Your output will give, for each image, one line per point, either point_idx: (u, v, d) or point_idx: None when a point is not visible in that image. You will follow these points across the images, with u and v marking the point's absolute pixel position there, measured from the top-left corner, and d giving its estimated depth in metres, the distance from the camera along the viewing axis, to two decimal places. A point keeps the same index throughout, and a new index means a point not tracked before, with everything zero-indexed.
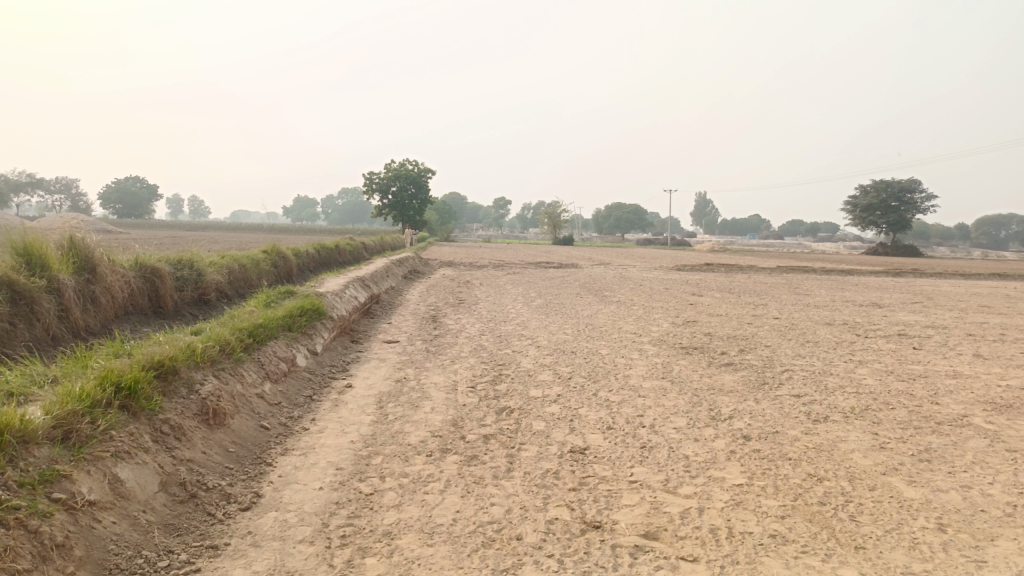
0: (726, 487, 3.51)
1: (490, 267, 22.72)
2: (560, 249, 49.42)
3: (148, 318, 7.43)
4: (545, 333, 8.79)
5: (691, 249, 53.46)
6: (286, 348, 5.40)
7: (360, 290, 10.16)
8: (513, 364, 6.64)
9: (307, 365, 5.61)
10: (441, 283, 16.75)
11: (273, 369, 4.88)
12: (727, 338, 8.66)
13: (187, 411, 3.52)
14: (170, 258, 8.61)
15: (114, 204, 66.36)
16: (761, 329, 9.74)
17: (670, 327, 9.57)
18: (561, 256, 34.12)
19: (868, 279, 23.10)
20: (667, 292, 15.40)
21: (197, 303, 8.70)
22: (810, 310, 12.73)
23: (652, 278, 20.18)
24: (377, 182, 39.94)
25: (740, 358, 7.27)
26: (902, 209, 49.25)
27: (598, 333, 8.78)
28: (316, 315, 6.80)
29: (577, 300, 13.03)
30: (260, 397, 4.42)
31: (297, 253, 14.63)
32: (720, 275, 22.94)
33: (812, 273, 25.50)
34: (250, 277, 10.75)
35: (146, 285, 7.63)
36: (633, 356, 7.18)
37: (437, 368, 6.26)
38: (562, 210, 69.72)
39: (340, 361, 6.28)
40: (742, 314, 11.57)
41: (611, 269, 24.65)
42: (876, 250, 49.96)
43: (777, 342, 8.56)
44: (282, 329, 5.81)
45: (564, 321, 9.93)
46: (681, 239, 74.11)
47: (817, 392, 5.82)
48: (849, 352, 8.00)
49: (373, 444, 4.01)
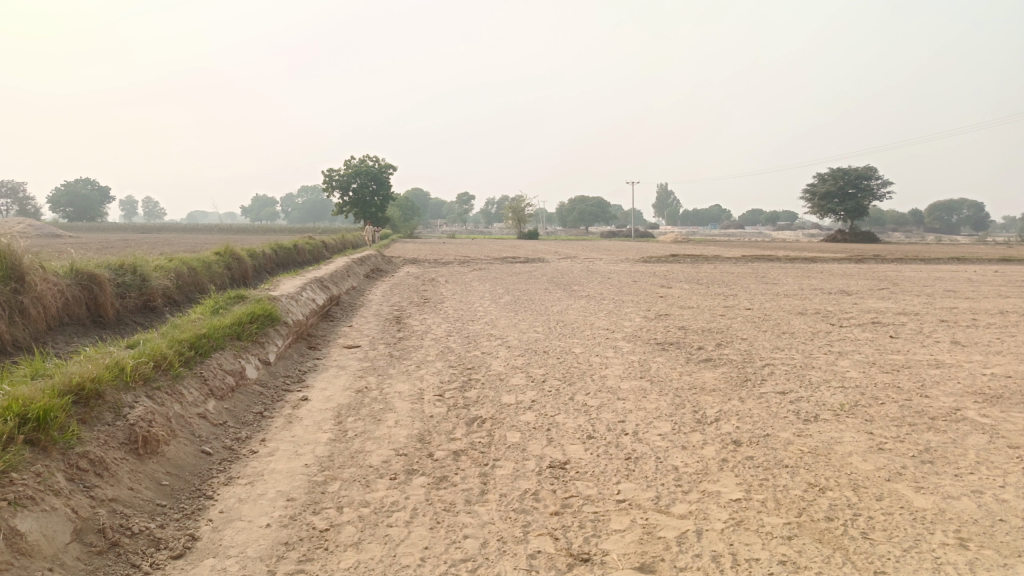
0: (724, 503, 3.17)
1: (455, 264, 22.25)
2: (525, 242, 49.13)
3: (86, 329, 6.87)
4: (515, 332, 8.41)
5: (654, 241, 53.65)
6: (233, 360, 4.94)
7: (318, 292, 9.67)
8: (482, 367, 6.25)
9: (257, 377, 5.16)
10: (406, 281, 16.29)
11: (218, 384, 4.44)
12: (703, 332, 8.39)
13: (111, 440, 3.07)
14: (111, 264, 8.03)
15: (64, 207, 64.26)
16: (735, 321, 9.50)
17: (642, 322, 9.28)
18: (527, 251, 33.83)
19: (831, 266, 23.26)
20: (635, 284, 15.15)
21: (143, 310, 8.13)
22: (780, 300, 12.56)
23: (619, 271, 19.97)
24: (336, 179, 39.11)
25: (719, 353, 6.99)
26: (859, 196, 49.99)
27: (570, 331, 8.43)
28: (269, 321, 6.34)
29: (546, 295, 12.69)
30: (201, 418, 3.97)
31: (253, 254, 14.06)
32: (686, 265, 22.87)
33: (776, 262, 25.58)
34: (201, 280, 10.18)
35: (83, 293, 7.06)
36: (608, 354, 6.85)
37: (401, 375, 5.84)
38: (526, 204, 69.53)
39: (296, 371, 5.84)
40: (714, 306, 11.35)
41: (577, 262, 24.44)
42: (835, 237, 50.65)
43: (753, 334, 8.31)
44: (230, 339, 5.35)
45: (533, 319, 9.58)
46: (644, 231, 74.53)
47: (803, 388, 5.54)
48: (828, 343, 7.78)
49: (330, 468, 3.58)
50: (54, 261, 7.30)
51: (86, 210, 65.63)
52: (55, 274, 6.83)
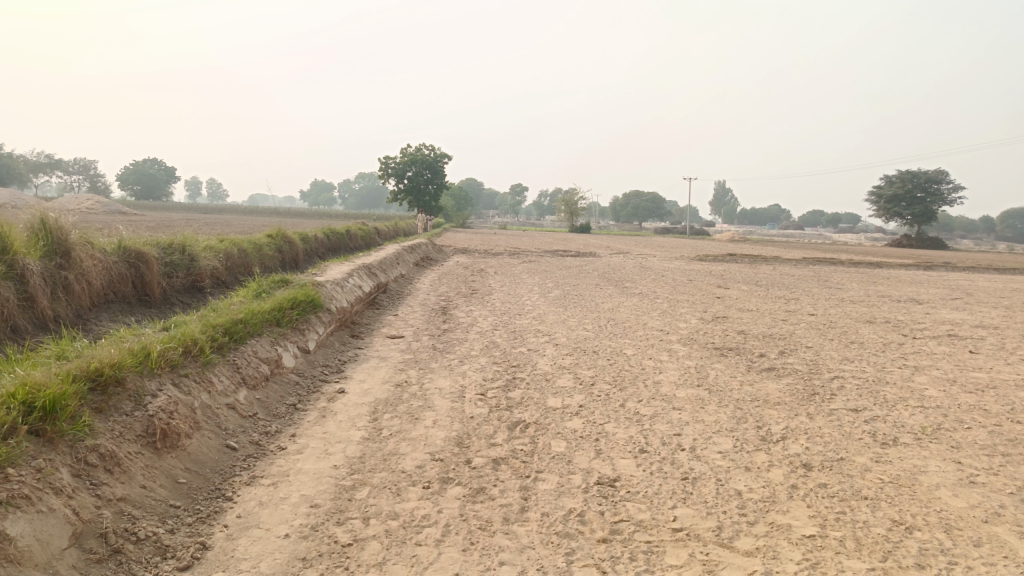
0: (795, 540, 2.79)
1: (505, 255, 21.97)
2: (578, 236, 48.64)
3: (131, 307, 6.81)
4: (563, 329, 8.06)
5: (709, 239, 52.52)
6: (270, 347, 4.74)
7: (365, 279, 9.49)
8: (528, 365, 5.93)
9: (294, 367, 4.94)
10: (455, 271, 16.09)
11: (251, 373, 4.23)
12: (764, 338, 7.91)
13: (126, 433, 2.87)
14: (160, 242, 7.98)
15: (132, 186, 66.41)
16: (798, 328, 8.97)
17: (699, 324, 8.83)
18: (578, 245, 33.37)
19: (898, 272, 22.19)
20: (690, 284, 14.62)
21: (190, 290, 8.07)
22: (845, 307, 11.92)
23: (674, 269, 19.42)
24: (392, 167, 39.29)
25: (782, 362, 6.53)
26: (928, 200, 47.92)
27: (621, 330, 8.04)
28: (311, 307, 6.14)
29: (597, 291, 12.30)
30: (230, 409, 3.75)
31: (304, 238, 14.04)
32: (743, 266, 22.17)
33: (839, 266, 24.54)
34: (250, 262, 10.12)
35: (130, 271, 7.00)
36: (663, 357, 6.46)
37: (444, 370, 5.57)
38: (579, 198, 68.92)
39: (335, 360, 5.62)
40: (775, 310, 10.80)
41: (631, 258, 23.96)
42: (900, 242, 48.72)
43: (819, 342, 7.78)
44: (268, 325, 5.16)
45: (584, 316, 9.22)
46: (698, 230, 73.13)
47: (877, 406, 5.06)
48: (901, 356, 7.22)
49: (359, 472, 3.32)
50: (103, 238, 7.26)
51: (152, 190, 67.67)
52: (102, 251, 6.78)
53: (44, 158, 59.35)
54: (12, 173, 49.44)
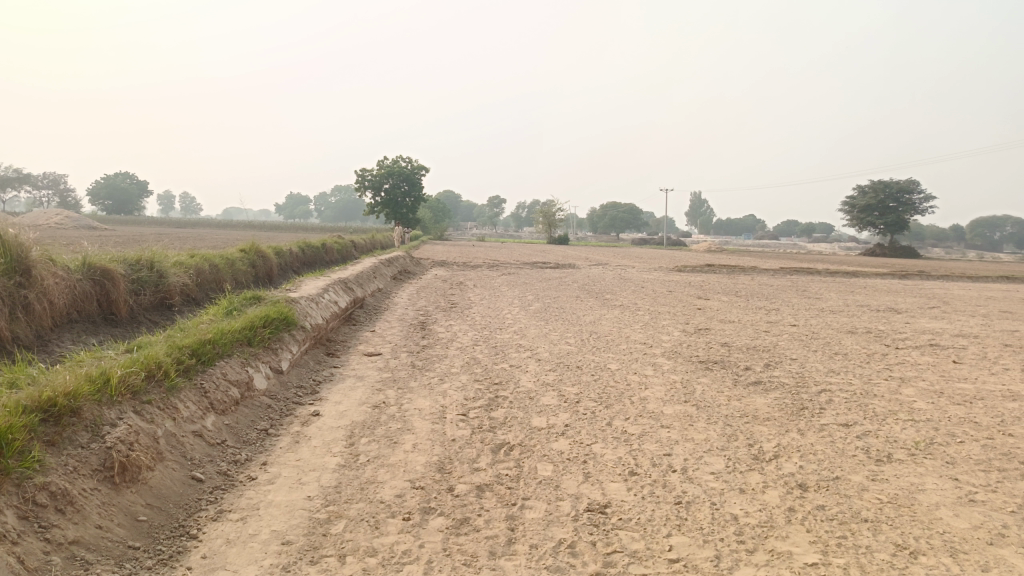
0: (798, 570, 2.64)
1: (484, 268, 21.82)
2: (556, 248, 48.63)
3: (96, 327, 6.54)
4: (545, 343, 7.90)
5: (685, 250, 52.83)
6: (240, 369, 4.52)
7: (342, 294, 9.27)
8: (511, 383, 5.76)
9: (266, 389, 4.73)
10: (434, 284, 15.89)
11: (220, 397, 4.01)
12: (748, 350, 7.81)
13: (81, 467, 2.65)
14: (127, 259, 7.71)
15: (104, 200, 65.37)
16: (781, 339, 8.89)
17: (682, 336, 8.72)
18: (557, 257, 33.31)
19: (874, 282, 22.39)
20: (670, 295, 14.56)
21: (159, 308, 7.80)
22: (825, 317, 11.90)
23: (654, 280, 19.39)
24: (369, 179, 39.04)
25: (768, 375, 6.42)
26: (900, 210, 48.63)
27: (604, 344, 7.91)
28: (284, 325, 5.93)
29: (578, 304, 12.17)
30: (197, 437, 3.54)
31: (279, 252, 13.77)
32: (722, 276, 22.21)
33: (816, 275, 24.68)
34: (222, 278, 9.85)
35: (95, 289, 6.73)
36: (648, 372, 6.33)
37: (423, 389, 5.38)
38: (557, 210, 69.06)
39: (310, 381, 5.41)
40: (756, 321, 10.74)
41: (610, 270, 23.91)
42: (874, 251, 49.36)
43: (803, 354, 7.70)
44: (239, 345, 4.94)
45: (566, 329, 9.07)
46: (675, 241, 73.56)
47: (868, 421, 4.95)
48: (886, 367, 7.15)
49: (335, 503, 3.12)
50: (67, 255, 6.99)
51: (124, 204, 66.65)
52: (65, 268, 6.51)
53: (13, 172, 58.33)
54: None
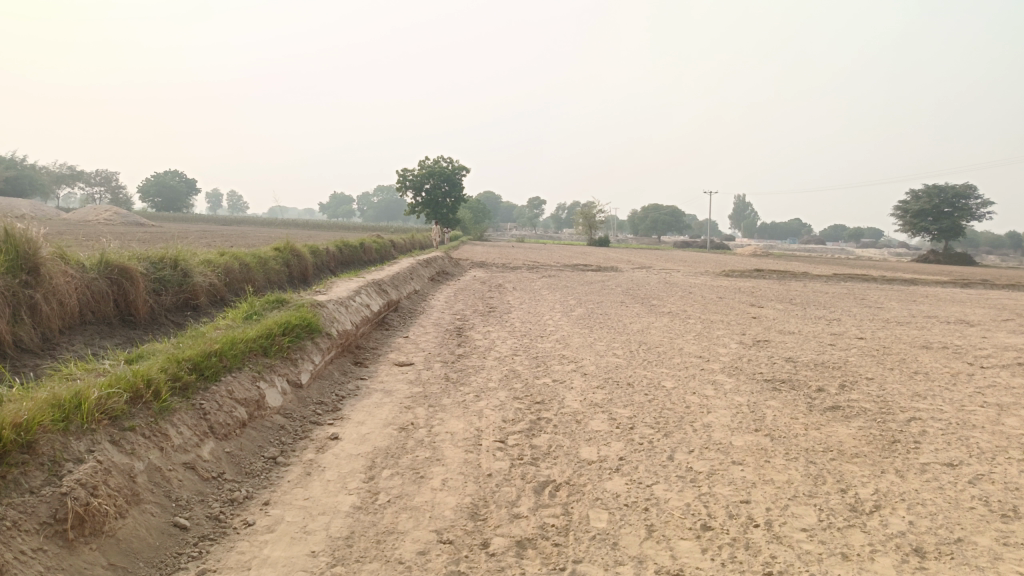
0: None
1: (525, 269, 21.26)
2: (598, 250, 47.81)
3: (111, 328, 6.11)
4: (591, 354, 7.26)
5: (728, 254, 51.55)
6: (250, 384, 3.99)
7: (375, 297, 8.77)
8: (555, 402, 5.14)
9: (280, 406, 4.19)
10: (472, 286, 15.37)
11: (223, 419, 3.48)
12: (817, 368, 7.04)
13: (22, 522, 2.12)
14: (150, 256, 7.30)
15: (153, 197, 66.65)
16: (850, 355, 8.09)
17: (740, 349, 7.98)
18: (598, 258, 32.55)
19: (935, 290, 21.20)
20: (721, 302, 13.74)
21: (182, 309, 7.38)
22: (893, 329, 11.00)
23: (701, 285, 18.56)
24: (410, 179, 38.78)
25: (845, 399, 5.68)
26: (956, 215, 46.63)
27: (656, 356, 7.23)
28: (306, 332, 5.40)
29: (624, 311, 11.49)
30: (189, 469, 3.00)
31: (314, 251, 13.38)
32: (772, 282, 21.27)
33: (873, 283, 23.44)
34: (252, 277, 9.42)
35: (111, 288, 6.31)
36: (709, 392, 5.65)
37: (458, 407, 4.79)
38: (598, 211, 68.20)
39: (332, 395, 4.86)
40: (818, 333, 9.92)
41: (655, 273, 23.16)
42: (927, 258, 47.41)
43: (880, 374, 6.91)
44: (252, 356, 4.41)
45: (612, 338, 8.41)
46: (718, 244, 72.09)
47: (977, 460, 4.20)
48: (979, 391, 6.33)
49: (343, 563, 2.54)
50: (84, 253, 6.59)
51: (172, 201, 67.78)
52: (80, 267, 6.10)
53: (67, 169, 59.85)
54: (37, 183, 49.44)
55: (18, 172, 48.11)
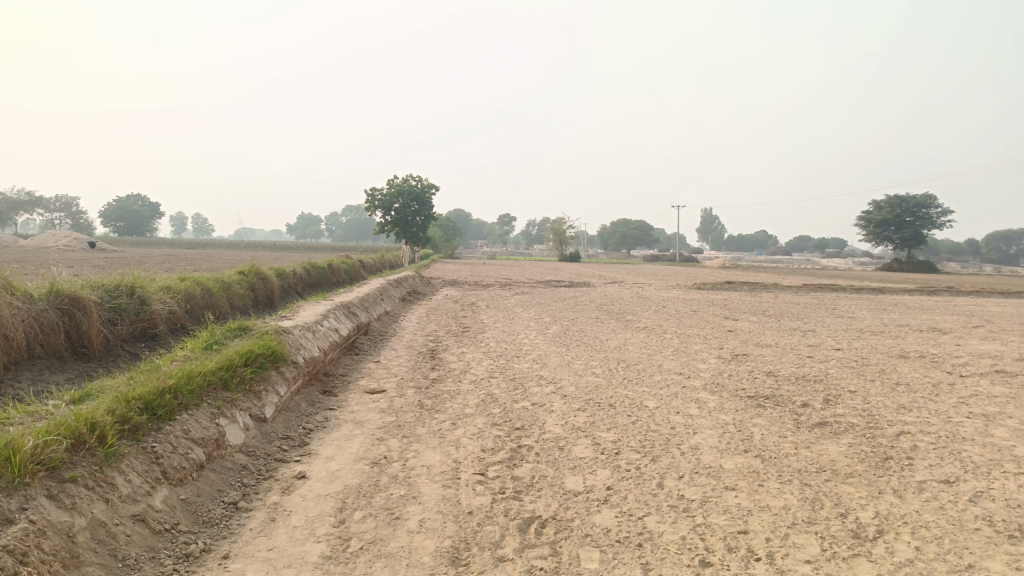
0: None
1: (497, 287, 21.04)
2: (569, 266, 47.80)
3: (63, 362, 5.76)
4: (569, 374, 7.05)
5: (697, 267, 51.97)
6: (208, 422, 3.70)
7: (344, 321, 8.48)
8: (535, 427, 4.91)
9: (242, 444, 3.91)
10: (444, 306, 15.11)
11: (178, 462, 3.20)
12: (799, 382, 6.92)
13: None
14: (105, 284, 6.95)
15: (116, 222, 65.33)
16: (829, 366, 7.99)
17: (719, 364, 7.83)
18: (570, 274, 32.48)
19: (902, 298, 21.41)
20: (695, 316, 13.64)
21: (140, 339, 7.02)
22: (868, 339, 10.97)
23: (674, 298, 18.53)
24: (379, 199, 38.42)
25: (832, 414, 5.54)
26: (917, 224, 47.57)
27: (635, 374, 7.04)
28: (271, 361, 5.11)
29: (599, 327, 11.32)
30: (138, 521, 2.72)
31: (281, 274, 13.03)
32: (743, 294, 21.34)
33: (842, 292, 23.63)
34: (216, 303, 9.08)
35: (62, 320, 5.96)
36: (693, 411, 5.46)
37: (433, 437, 4.54)
38: (567, 227, 68.41)
39: (298, 429, 4.58)
40: (795, 345, 9.85)
41: (627, 287, 23.12)
42: (892, 266, 48.23)
43: (862, 387, 6.80)
44: (211, 390, 4.12)
45: (589, 357, 8.22)
46: (687, 257, 72.74)
47: (973, 476, 4.06)
48: (963, 401, 6.24)
49: None
50: (33, 283, 6.23)
51: (135, 226, 66.44)
52: (27, 298, 5.74)
53: (25, 196, 58.47)
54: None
55: None
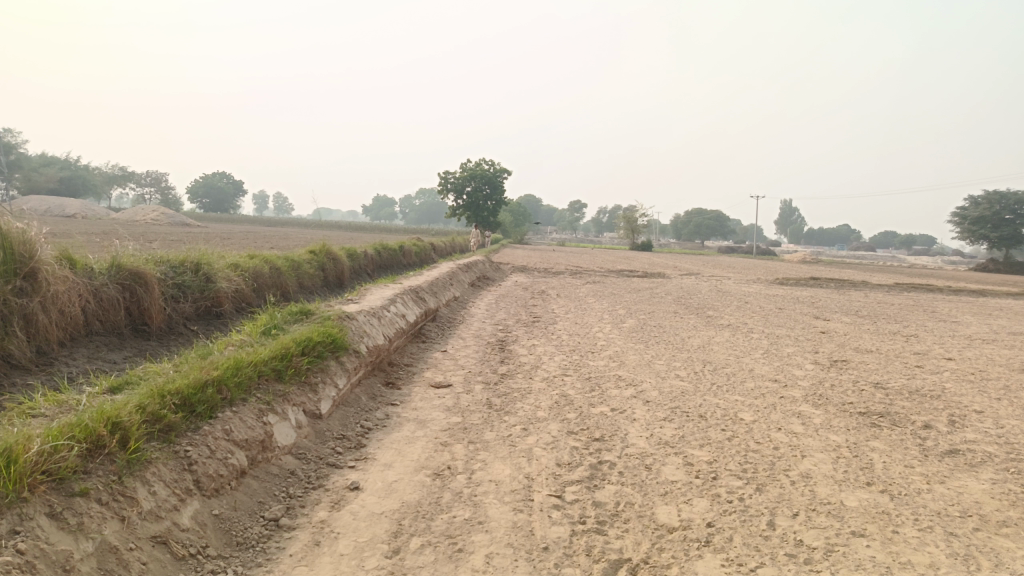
0: None
1: (568, 275, 20.44)
2: (642, 255, 46.74)
3: (121, 340, 5.52)
4: (650, 375, 6.45)
5: (774, 261, 50.05)
6: (254, 420, 3.29)
7: (411, 306, 8.08)
8: (618, 439, 4.35)
9: (291, 445, 3.49)
10: (515, 292, 14.64)
11: (214, 469, 2.79)
12: (913, 397, 6.11)
13: None
14: (170, 260, 6.72)
15: (201, 198, 67.66)
16: (944, 380, 7.10)
17: (817, 372, 7.07)
18: (643, 263, 31.58)
19: (1006, 302, 19.74)
20: (782, 314, 12.72)
21: (204, 317, 6.78)
22: (981, 348, 9.90)
23: (755, 293, 17.53)
24: (451, 182, 38.35)
25: (961, 440, 4.77)
26: (1018, 222, 44.35)
27: (724, 379, 6.36)
28: (330, 350, 4.71)
29: (679, 322, 10.62)
30: (160, 543, 2.30)
31: (350, 254, 12.81)
32: (829, 291, 20.13)
33: (938, 293, 22.03)
34: (284, 282, 8.82)
35: (123, 296, 5.72)
36: (797, 428, 4.80)
37: (503, 446, 4.04)
38: (640, 215, 67.00)
39: (356, 427, 4.15)
40: (898, 352, 8.92)
41: (705, 280, 22.15)
42: (988, 268, 45.14)
43: (991, 406, 5.94)
44: (262, 381, 3.72)
45: (671, 356, 7.58)
46: (763, 251, 70.29)
47: None
48: None
49: None
50: (96, 257, 6.03)
51: (220, 202, 68.77)
52: (87, 272, 5.52)
53: (119, 170, 61.24)
54: (90, 183, 50.48)
55: (72, 171, 49.25)
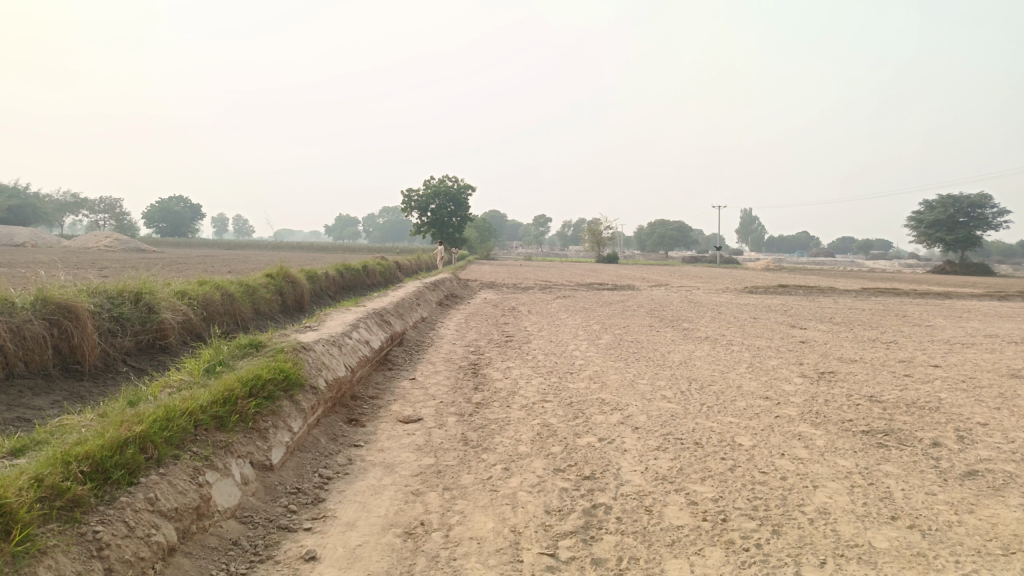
0: None
1: (536, 290, 20.04)
2: (608, 268, 46.66)
3: (48, 383, 4.92)
4: (635, 397, 6.02)
5: (738, 270, 50.38)
6: (188, 482, 2.77)
7: (376, 331, 7.56)
8: (610, 476, 3.89)
9: (234, 508, 2.97)
10: (485, 310, 14.17)
11: (131, 553, 2.26)
12: (914, 410, 5.76)
13: None
14: (107, 290, 6.12)
15: (158, 224, 66.04)
16: (938, 390, 6.79)
17: (808, 386, 6.70)
18: (610, 276, 31.38)
19: (971, 304, 19.85)
20: (758, 324, 12.44)
21: (147, 352, 6.18)
22: (963, 353, 9.67)
23: (727, 303, 17.33)
24: (415, 200, 37.84)
25: (976, 460, 4.41)
26: (971, 225, 45.27)
27: (714, 399, 5.95)
28: (282, 388, 4.18)
29: (656, 337, 10.25)
30: None
31: (311, 276, 12.24)
32: (799, 298, 20.04)
33: (904, 296, 22.13)
34: (237, 309, 8.23)
35: (50, 333, 5.12)
36: (802, 454, 4.39)
37: (483, 492, 3.55)
38: (604, 228, 67.14)
39: (313, 478, 3.63)
40: (883, 360, 8.63)
41: (675, 291, 21.95)
42: (946, 269, 45.94)
43: (995, 418, 5.61)
44: (200, 431, 3.20)
45: (653, 374, 7.17)
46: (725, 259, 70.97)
47: None
48: None
49: None
50: (20, 290, 5.42)
51: (178, 227, 67.21)
52: (7, 309, 4.92)
53: (71, 197, 59.51)
54: (41, 210, 48.84)
55: (22, 199, 47.59)
